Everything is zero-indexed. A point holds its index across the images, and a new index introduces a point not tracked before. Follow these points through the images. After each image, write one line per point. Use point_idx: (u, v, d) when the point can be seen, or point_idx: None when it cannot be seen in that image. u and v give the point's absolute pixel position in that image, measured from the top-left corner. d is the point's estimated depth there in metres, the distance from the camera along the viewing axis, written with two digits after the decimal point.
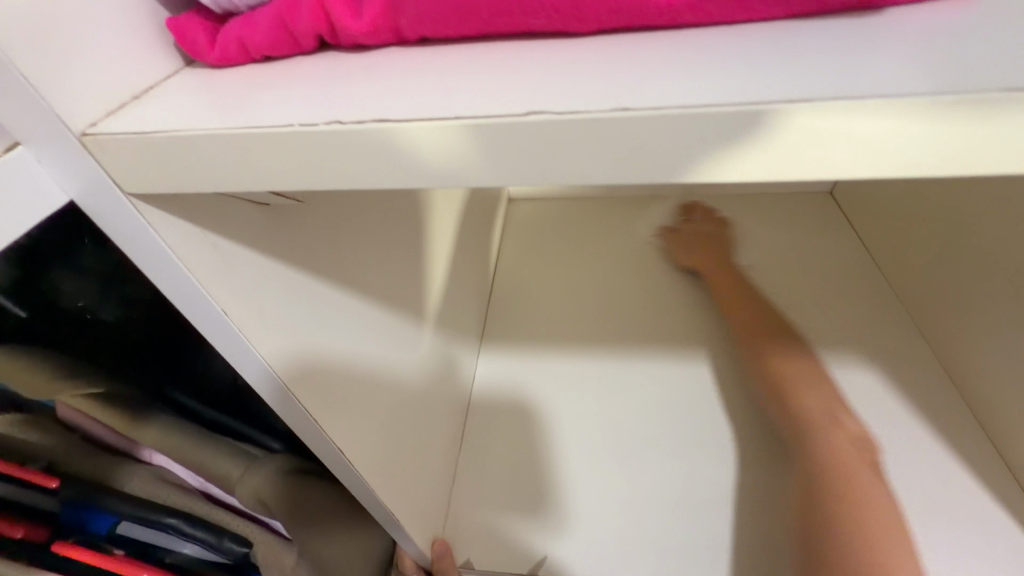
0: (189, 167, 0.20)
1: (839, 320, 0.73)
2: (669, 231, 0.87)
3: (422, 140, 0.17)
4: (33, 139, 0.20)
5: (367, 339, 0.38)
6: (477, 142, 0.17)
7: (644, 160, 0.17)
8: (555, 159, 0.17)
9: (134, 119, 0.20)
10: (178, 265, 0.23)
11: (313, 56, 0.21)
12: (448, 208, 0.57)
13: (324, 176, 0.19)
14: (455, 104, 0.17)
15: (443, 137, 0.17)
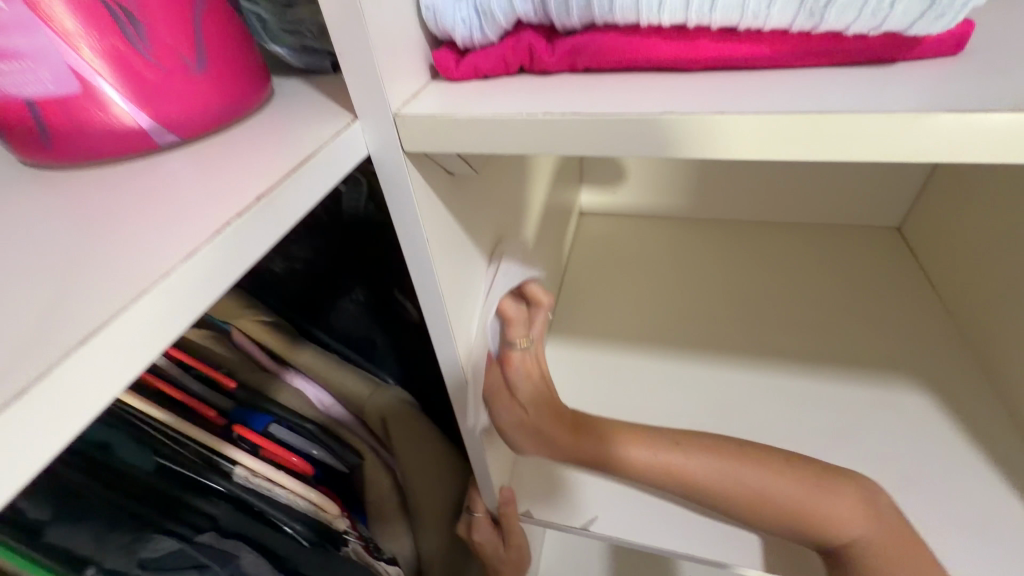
0: (454, 141, 0.27)
1: (895, 346, 0.77)
2: (730, 252, 0.94)
3: (632, 130, 0.24)
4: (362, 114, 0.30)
5: (487, 296, 0.48)
6: (677, 137, 0.24)
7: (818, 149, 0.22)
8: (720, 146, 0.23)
9: (423, 108, 0.28)
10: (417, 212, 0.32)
11: (515, 76, 0.30)
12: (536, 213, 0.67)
13: (550, 147, 0.26)
14: (643, 104, 0.25)
15: (652, 129, 0.24)
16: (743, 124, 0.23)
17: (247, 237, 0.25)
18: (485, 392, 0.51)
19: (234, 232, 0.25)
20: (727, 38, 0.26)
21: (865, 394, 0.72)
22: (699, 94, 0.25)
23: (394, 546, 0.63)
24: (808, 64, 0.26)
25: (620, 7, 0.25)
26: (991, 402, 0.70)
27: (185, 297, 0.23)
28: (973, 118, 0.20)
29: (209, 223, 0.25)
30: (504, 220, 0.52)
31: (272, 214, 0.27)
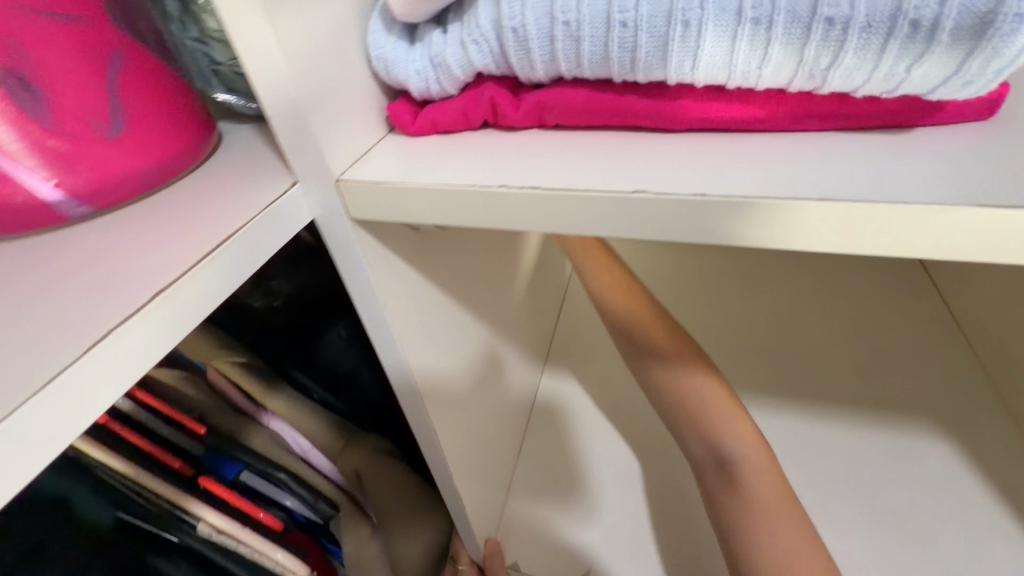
0: (401, 211, 0.24)
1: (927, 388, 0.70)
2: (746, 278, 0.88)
3: (597, 208, 0.21)
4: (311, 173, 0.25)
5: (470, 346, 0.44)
6: (651, 219, 0.20)
7: (813, 240, 0.19)
8: (694, 231, 0.20)
9: (369, 173, 0.25)
10: (367, 278, 0.29)
11: (479, 131, 0.27)
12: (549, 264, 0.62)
13: (508, 221, 0.23)
14: (610, 176, 0.21)
15: (622, 209, 0.21)
16: (726, 211, 0.19)
17: (155, 331, 0.22)
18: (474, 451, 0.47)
19: (138, 329, 0.22)
20: (714, 96, 0.22)
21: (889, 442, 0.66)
22: (678, 164, 0.22)
23: None
24: (811, 127, 0.22)
25: (588, 62, 0.22)
26: None
27: (67, 412, 0.20)
28: (1003, 215, 0.16)
29: (111, 319, 0.21)
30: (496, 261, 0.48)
31: (188, 301, 0.23)
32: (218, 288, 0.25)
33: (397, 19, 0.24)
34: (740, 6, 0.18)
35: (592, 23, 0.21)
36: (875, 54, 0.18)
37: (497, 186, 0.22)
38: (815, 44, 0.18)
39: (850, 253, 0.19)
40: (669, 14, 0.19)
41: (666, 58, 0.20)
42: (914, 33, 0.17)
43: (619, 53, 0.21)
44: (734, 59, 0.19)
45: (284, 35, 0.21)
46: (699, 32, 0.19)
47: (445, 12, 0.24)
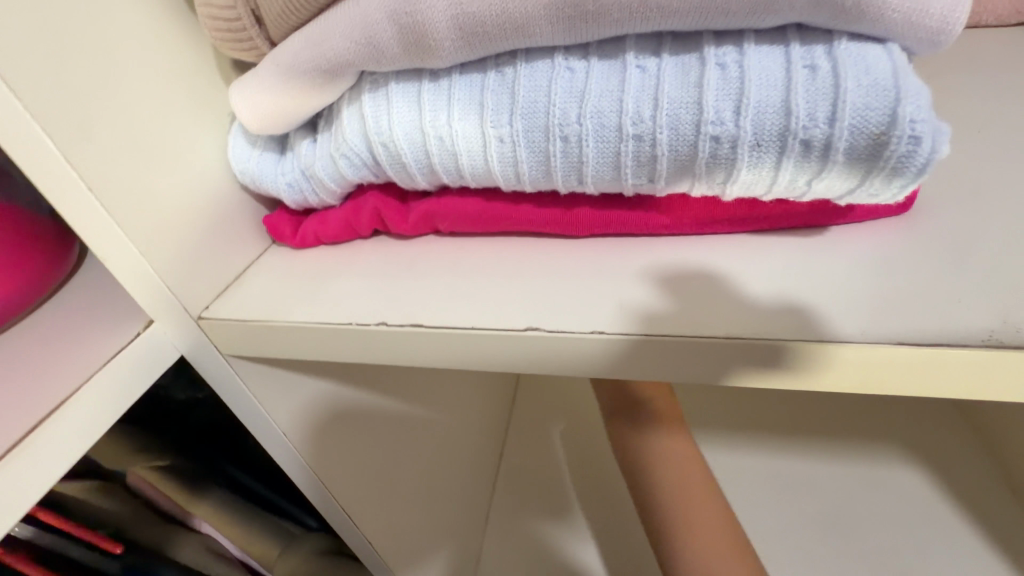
0: (274, 348, 0.21)
1: None
2: None
3: (493, 342, 0.18)
4: (187, 292, 0.21)
5: None
6: (553, 354, 0.18)
7: (730, 372, 0.17)
8: (603, 366, 0.18)
9: (235, 305, 0.22)
10: (257, 405, 0.26)
11: (370, 239, 0.24)
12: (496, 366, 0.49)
13: (397, 354, 0.20)
14: (499, 303, 0.19)
15: (523, 343, 0.18)
16: (630, 348, 0.17)
17: None
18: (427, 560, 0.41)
19: None
20: (615, 203, 0.20)
21: None
22: (582, 284, 0.19)
23: None
24: (720, 231, 0.20)
25: (470, 174, 0.19)
26: None
27: None
28: (918, 352, 0.15)
29: None
30: None
31: (22, 480, 0.19)
32: (61, 456, 0.20)
33: (256, 132, 0.21)
34: (620, 121, 0.16)
35: (466, 138, 0.18)
36: (770, 171, 0.16)
37: (377, 323, 0.19)
38: (704, 162, 0.16)
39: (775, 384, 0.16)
40: (546, 129, 0.17)
41: (550, 170, 0.18)
42: (807, 152, 0.15)
43: (500, 168, 0.19)
44: (623, 174, 0.17)
45: (101, 172, 0.18)
46: (580, 148, 0.17)
47: (315, 116, 0.22)
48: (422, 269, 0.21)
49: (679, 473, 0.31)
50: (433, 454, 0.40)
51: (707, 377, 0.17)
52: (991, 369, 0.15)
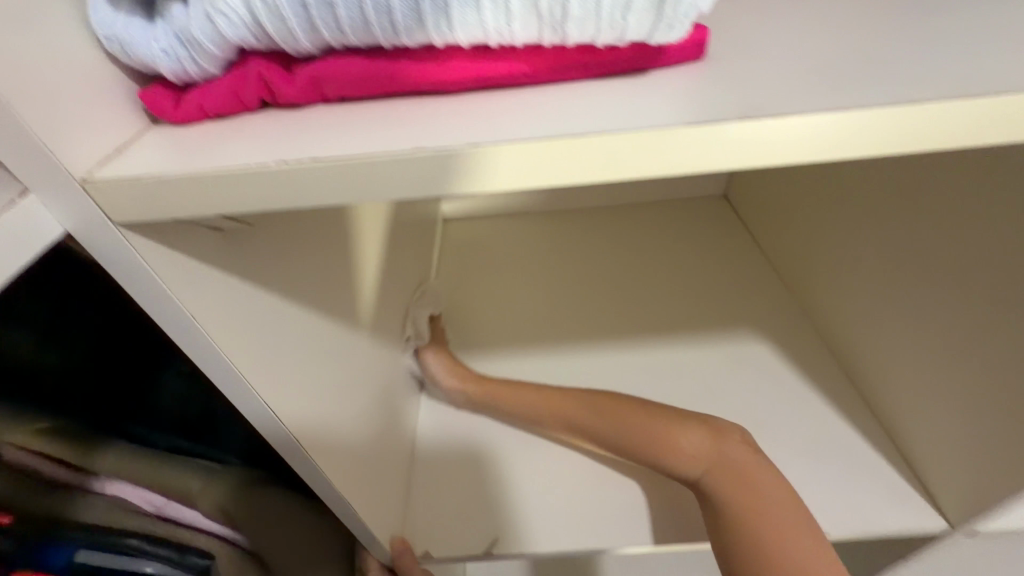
0: (172, 205, 0.22)
1: (739, 302, 0.86)
2: (591, 240, 1.02)
3: (386, 168, 0.21)
4: (68, 153, 0.21)
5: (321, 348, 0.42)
6: (442, 168, 0.21)
7: (576, 167, 0.22)
8: (479, 176, 0.22)
9: (125, 167, 0.22)
10: (167, 296, 0.26)
11: (258, 112, 0.25)
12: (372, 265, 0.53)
13: (300, 196, 0.22)
14: (389, 138, 0.22)
15: (414, 164, 0.21)
16: (499, 155, 0.21)
17: None
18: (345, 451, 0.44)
19: None
20: (482, 56, 0.23)
21: (718, 355, 0.79)
22: (460, 122, 0.23)
23: None
24: (570, 79, 0.24)
25: (349, 28, 0.21)
26: (811, 332, 0.80)
27: None
28: (696, 129, 0.21)
29: None
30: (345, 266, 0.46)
31: None
32: None
33: None
34: None
35: None
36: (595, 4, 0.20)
37: (278, 164, 0.21)
38: None
39: (610, 175, 0.22)
40: None
41: (422, 17, 0.21)
42: None
43: (376, 17, 0.21)
44: (483, 16, 0.21)
45: None
46: None
47: None
48: (313, 127, 0.23)
49: (742, 470, 0.46)
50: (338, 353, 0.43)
51: (562, 175, 0.22)
52: (744, 139, 0.21)
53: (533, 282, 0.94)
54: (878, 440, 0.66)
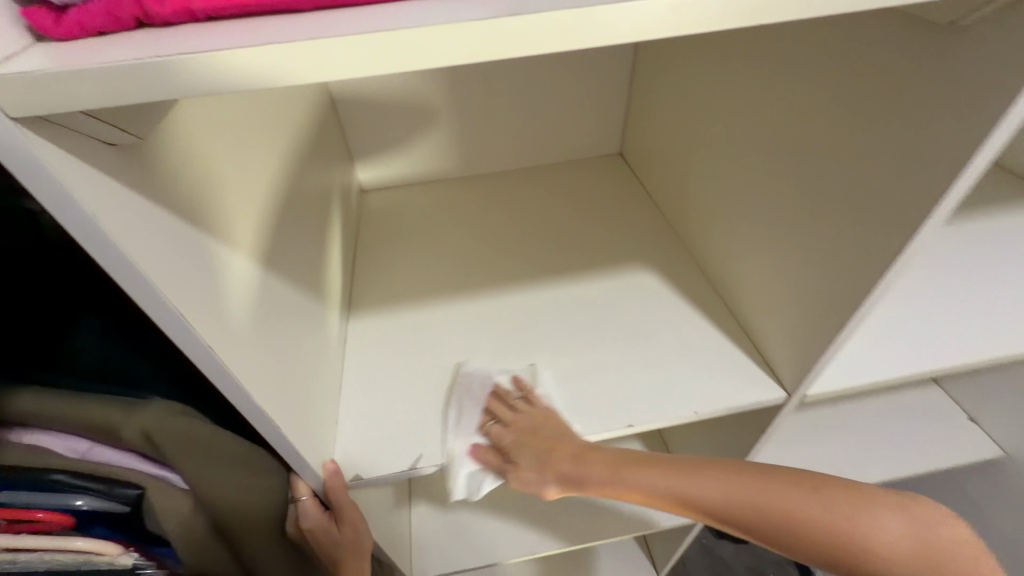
0: (62, 97, 0.27)
1: (628, 240, 0.98)
2: (498, 198, 1.11)
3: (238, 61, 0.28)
4: None
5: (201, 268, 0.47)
6: (287, 58, 0.28)
7: (392, 59, 0.29)
8: (315, 64, 0.28)
9: (16, 66, 0.27)
10: None
11: (135, 30, 0.30)
12: (242, 193, 0.58)
13: (172, 83, 0.28)
14: (242, 37, 0.28)
15: (266, 58, 0.28)
16: (331, 48, 0.28)
17: None
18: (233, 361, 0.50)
19: None
20: None
21: (611, 284, 0.90)
22: (300, 25, 0.29)
23: (193, 538, 0.58)
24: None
25: None
26: (687, 257, 0.94)
27: None
28: (475, 26, 0.29)
29: None
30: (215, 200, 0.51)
31: None
32: None
33: None
34: None
35: None
36: None
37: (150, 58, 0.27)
38: None
39: (418, 65, 0.29)
40: None
41: None
42: None
43: None
44: None
45: None
46: None
47: None
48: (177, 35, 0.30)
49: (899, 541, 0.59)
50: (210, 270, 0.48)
51: (382, 66, 0.29)
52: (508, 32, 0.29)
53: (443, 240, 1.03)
54: (736, 335, 0.80)
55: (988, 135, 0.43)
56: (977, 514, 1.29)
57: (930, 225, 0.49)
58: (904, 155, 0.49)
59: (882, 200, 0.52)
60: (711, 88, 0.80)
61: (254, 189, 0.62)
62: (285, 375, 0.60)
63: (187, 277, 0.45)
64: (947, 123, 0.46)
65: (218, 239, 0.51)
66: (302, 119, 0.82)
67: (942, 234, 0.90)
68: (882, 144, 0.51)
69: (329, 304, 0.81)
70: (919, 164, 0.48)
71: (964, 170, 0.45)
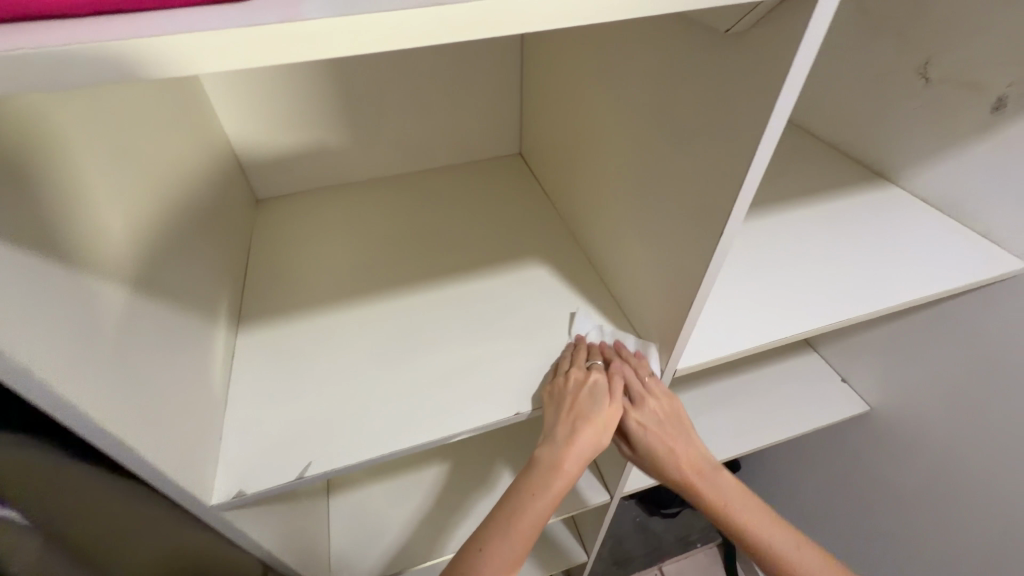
0: None
1: (524, 237, 1.02)
2: (400, 203, 1.12)
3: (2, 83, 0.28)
4: None
5: (47, 295, 0.44)
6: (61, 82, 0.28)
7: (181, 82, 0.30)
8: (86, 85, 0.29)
9: None
10: None
11: None
12: (96, 212, 0.55)
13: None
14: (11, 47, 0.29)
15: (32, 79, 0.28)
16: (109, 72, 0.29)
17: None
18: (96, 390, 0.47)
19: None
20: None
21: (506, 280, 0.94)
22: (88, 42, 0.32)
23: None
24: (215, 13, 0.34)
25: None
26: (576, 249, 0.99)
27: None
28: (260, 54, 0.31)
29: None
30: (61, 225, 0.49)
31: None
32: None
33: None
34: None
35: None
36: None
37: None
38: None
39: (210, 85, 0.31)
40: None
41: None
42: None
43: None
44: None
45: None
46: None
47: None
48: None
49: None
50: (64, 298, 0.46)
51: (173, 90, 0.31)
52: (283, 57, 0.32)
53: (342, 246, 1.02)
54: (616, 321, 0.86)
55: (763, 133, 0.48)
56: (851, 462, 1.44)
57: (737, 212, 0.55)
58: (714, 153, 0.56)
59: (705, 196, 0.59)
60: (584, 91, 0.84)
61: (116, 211, 0.59)
62: (152, 395, 0.58)
63: (35, 307, 0.43)
64: (739, 123, 0.51)
65: (70, 262, 0.49)
66: (175, 132, 0.79)
67: (737, 245, 1.06)
68: (698, 144, 0.58)
69: (214, 322, 0.78)
70: (722, 161, 0.55)
71: (753, 165, 0.51)
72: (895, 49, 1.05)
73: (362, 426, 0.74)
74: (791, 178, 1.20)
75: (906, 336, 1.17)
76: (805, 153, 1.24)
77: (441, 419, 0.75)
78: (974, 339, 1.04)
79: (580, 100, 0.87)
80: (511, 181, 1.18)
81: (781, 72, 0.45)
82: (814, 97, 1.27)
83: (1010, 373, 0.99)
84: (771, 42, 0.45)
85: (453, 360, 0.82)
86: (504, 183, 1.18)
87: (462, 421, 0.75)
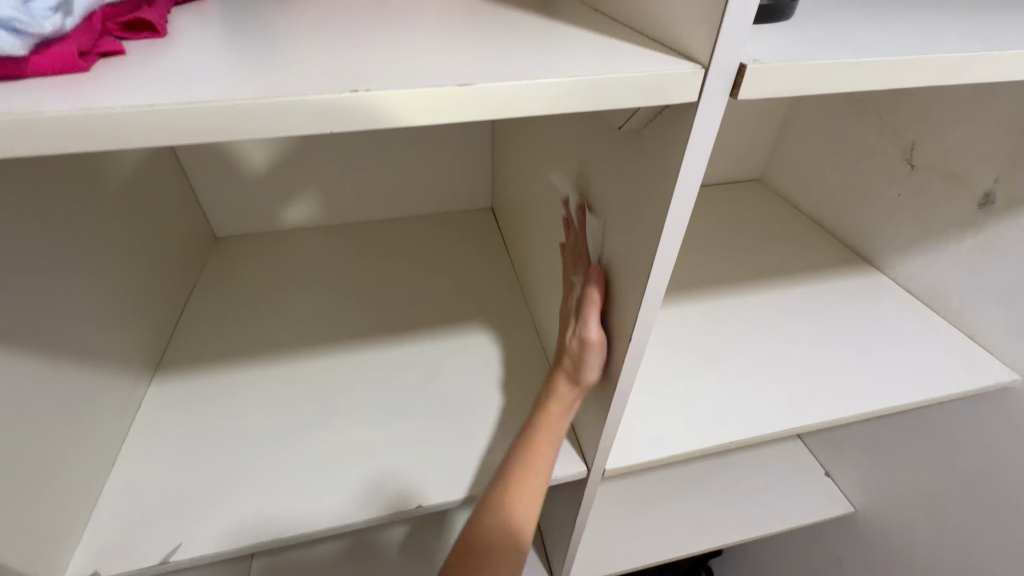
0: None
1: (475, 300, 0.98)
2: (358, 252, 1.09)
3: None
4: None
5: None
6: None
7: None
8: None
9: None
10: None
11: None
12: None
13: None
14: None
15: None
16: None
17: None
18: None
19: None
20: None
21: (445, 347, 0.89)
22: None
23: None
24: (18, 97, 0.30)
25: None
26: (525, 319, 0.94)
27: None
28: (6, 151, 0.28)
29: None
30: None
31: None
32: None
33: None
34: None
35: None
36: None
37: None
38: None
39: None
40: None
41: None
42: None
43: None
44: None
45: None
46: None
47: None
48: None
49: None
50: None
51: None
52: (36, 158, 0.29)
53: (286, 294, 0.98)
54: None
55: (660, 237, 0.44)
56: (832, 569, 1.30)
57: (645, 315, 0.51)
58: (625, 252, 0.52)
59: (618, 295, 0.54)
60: (534, 161, 0.82)
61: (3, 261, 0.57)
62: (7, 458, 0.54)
63: None
64: (640, 223, 0.47)
65: None
66: (113, 174, 0.78)
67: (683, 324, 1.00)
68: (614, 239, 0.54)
69: (120, 372, 0.74)
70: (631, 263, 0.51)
71: (655, 269, 0.47)
72: (879, 133, 1.01)
73: (250, 505, 0.68)
74: (769, 255, 1.13)
75: (890, 436, 1.07)
76: (787, 230, 1.19)
77: (338, 503, 0.69)
78: (963, 449, 0.93)
79: (533, 170, 0.84)
80: (476, 237, 1.14)
81: (673, 178, 0.41)
82: (800, 173, 1.22)
83: (1005, 492, 0.88)
84: (671, 149, 0.41)
85: (367, 434, 0.76)
86: (469, 239, 1.14)
87: (358, 507, 0.68)
